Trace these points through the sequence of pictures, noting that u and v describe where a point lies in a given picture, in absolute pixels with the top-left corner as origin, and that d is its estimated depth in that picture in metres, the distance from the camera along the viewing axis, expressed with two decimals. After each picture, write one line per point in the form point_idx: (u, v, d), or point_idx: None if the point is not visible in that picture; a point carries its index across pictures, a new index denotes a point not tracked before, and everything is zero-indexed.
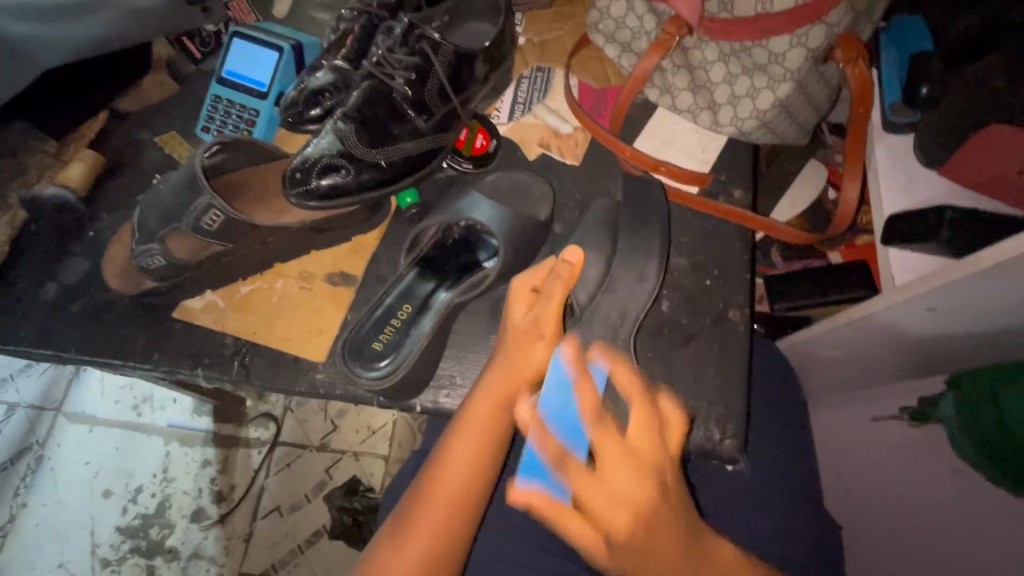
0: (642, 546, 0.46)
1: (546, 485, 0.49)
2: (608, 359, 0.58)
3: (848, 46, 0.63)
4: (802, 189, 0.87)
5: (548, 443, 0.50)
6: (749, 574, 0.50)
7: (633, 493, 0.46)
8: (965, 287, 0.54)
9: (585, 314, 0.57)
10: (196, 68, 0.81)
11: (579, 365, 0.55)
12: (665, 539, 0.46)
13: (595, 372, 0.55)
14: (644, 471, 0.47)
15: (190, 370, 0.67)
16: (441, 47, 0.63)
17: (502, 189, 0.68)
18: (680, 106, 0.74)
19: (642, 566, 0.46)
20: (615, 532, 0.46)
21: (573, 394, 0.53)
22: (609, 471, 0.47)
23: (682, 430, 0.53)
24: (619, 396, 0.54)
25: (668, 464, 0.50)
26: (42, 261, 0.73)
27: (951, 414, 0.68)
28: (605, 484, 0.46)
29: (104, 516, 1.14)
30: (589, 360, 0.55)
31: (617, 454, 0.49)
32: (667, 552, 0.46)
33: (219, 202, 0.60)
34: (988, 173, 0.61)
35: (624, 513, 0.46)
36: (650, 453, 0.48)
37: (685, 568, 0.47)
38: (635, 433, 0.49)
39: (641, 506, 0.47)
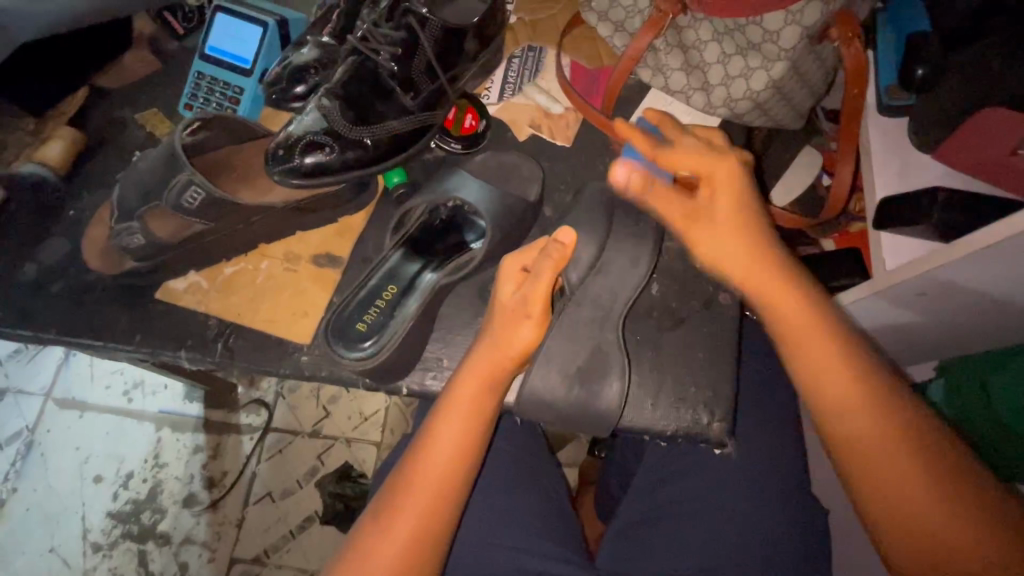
0: (781, 294, 0.52)
1: (647, 217, 0.60)
2: (686, 125, 0.59)
3: (845, 25, 0.61)
4: (794, 176, 0.87)
5: (642, 150, 0.58)
6: (876, 386, 0.49)
7: (744, 241, 0.53)
8: (960, 269, 0.53)
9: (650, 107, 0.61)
10: (179, 44, 0.78)
11: (660, 121, 0.59)
12: (789, 297, 0.52)
13: (657, 136, 0.59)
14: (754, 235, 0.54)
15: (174, 353, 0.66)
16: (429, 22, 0.62)
17: (491, 170, 0.67)
18: (673, 87, 0.72)
19: (795, 330, 0.51)
20: (710, 241, 0.54)
21: (649, 141, 0.59)
22: (724, 202, 0.54)
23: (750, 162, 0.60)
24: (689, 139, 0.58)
25: (752, 207, 0.55)
26: (22, 241, 0.71)
27: (938, 397, 0.67)
28: (710, 249, 0.54)
29: (96, 501, 1.14)
30: (651, 124, 0.60)
31: (705, 207, 0.55)
32: (774, 284, 0.52)
33: (200, 179, 0.58)
34: (984, 155, 0.60)
35: (751, 284, 0.53)
36: (740, 185, 0.55)
37: (801, 320, 0.51)
38: (728, 206, 0.54)
39: (747, 243, 0.53)
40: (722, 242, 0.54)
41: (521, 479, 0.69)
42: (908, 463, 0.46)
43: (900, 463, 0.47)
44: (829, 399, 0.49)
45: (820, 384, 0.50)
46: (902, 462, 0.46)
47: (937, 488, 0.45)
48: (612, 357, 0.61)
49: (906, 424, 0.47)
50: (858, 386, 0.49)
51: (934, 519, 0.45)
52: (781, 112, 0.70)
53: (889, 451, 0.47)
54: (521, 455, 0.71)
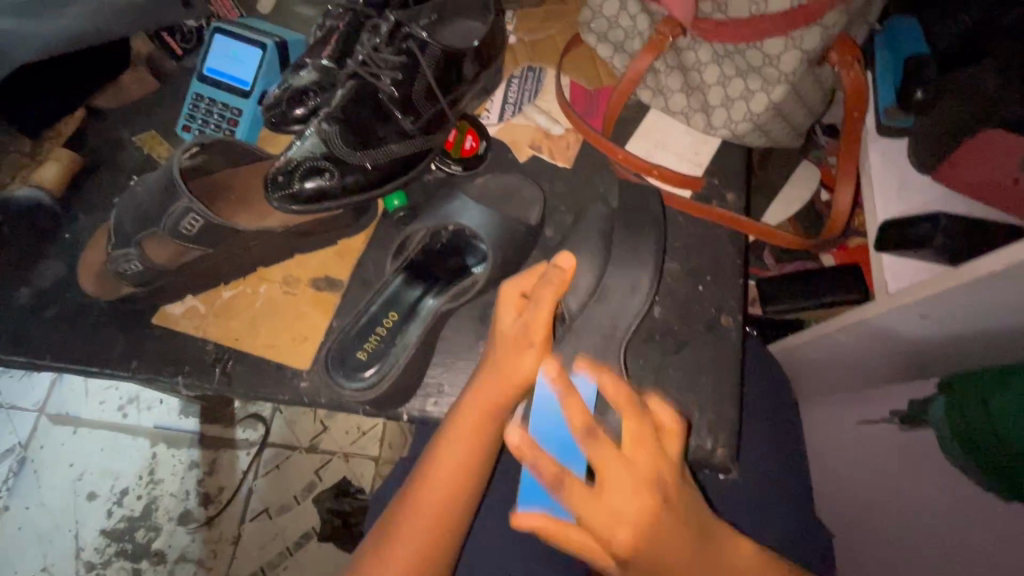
0: (663, 543, 0.42)
1: (544, 511, 0.48)
2: (582, 360, 0.53)
3: (843, 47, 0.63)
4: (795, 190, 0.87)
5: (562, 416, 0.54)
6: (768, 569, 0.47)
7: (632, 504, 0.41)
8: (962, 293, 0.53)
9: (564, 255, 0.55)
10: (178, 64, 0.78)
11: (572, 374, 0.54)
12: (688, 553, 0.43)
13: (584, 404, 0.53)
14: (654, 518, 0.41)
15: (171, 377, 0.65)
16: (429, 47, 0.62)
17: (491, 193, 0.66)
18: (673, 108, 0.72)
19: (644, 547, 0.41)
20: (615, 558, 0.43)
21: (555, 417, 0.55)
22: (614, 493, 0.41)
23: (678, 430, 0.48)
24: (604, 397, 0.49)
25: (663, 459, 0.44)
26: (17, 263, 0.70)
27: (941, 416, 0.67)
28: (605, 499, 0.41)
29: (89, 519, 1.12)
30: (574, 396, 0.55)
31: (603, 475, 0.42)
32: (680, 546, 0.42)
33: (199, 206, 0.58)
34: (984, 178, 0.60)
35: (628, 536, 0.41)
36: (661, 463, 0.44)
37: (696, 565, 0.43)
38: (626, 486, 0.41)
39: (631, 535, 0.41)
40: (614, 513, 0.41)
41: None
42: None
43: None
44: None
45: None
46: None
47: None
48: None
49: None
50: (725, 570, 0.46)
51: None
52: (781, 133, 0.70)
53: None
54: (523, 477, 0.71)
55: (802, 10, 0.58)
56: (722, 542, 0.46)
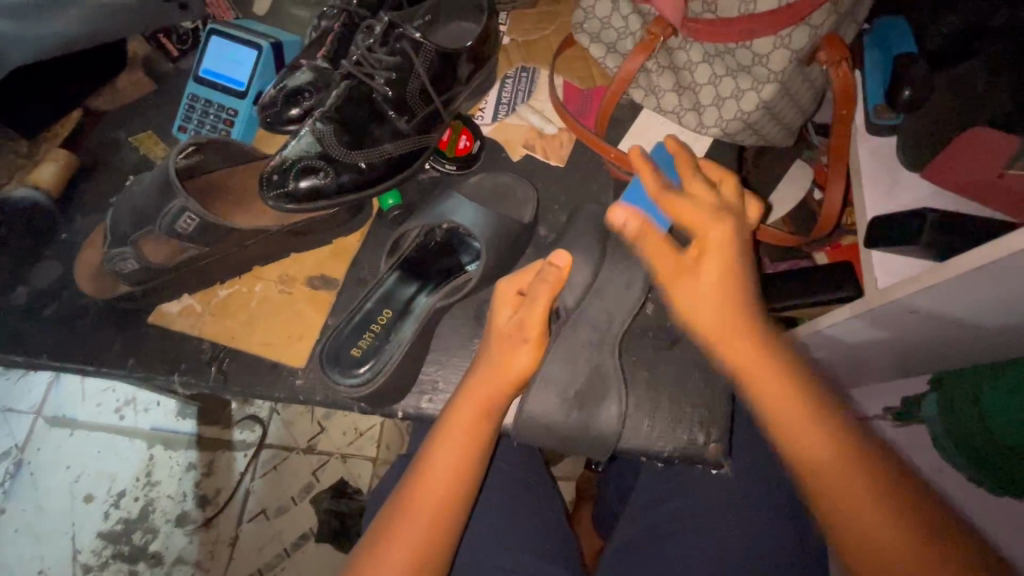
0: (722, 289, 0.49)
1: (635, 206, 0.54)
2: (710, 160, 0.58)
3: (832, 47, 0.63)
4: (788, 190, 0.87)
5: (652, 184, 0.54)
6: (825, 410, 0.47)
7: (721, 257, 0.50)
8: (949, 290, 0.54)
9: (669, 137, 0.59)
10: (174, 66, 0.79)
11: (681, 158, 0.55)
12: (760, 356, 0.48)
13: (674, 160, 0.57)
14: (739, 300, 0.50)
15: (168, 377, 0.66)
16: (423, 47, 0.63)
17: (485, 193, 0.67)
18: (664, 108, 0.73)
19: (747, 367, 0.49)
20: (691, 272, 0.50)
21: (667, 179, 0.57)
22: (704, 216, 0.51)
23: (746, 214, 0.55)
24: (706, 177, 0.56)
25: (747, 231, 0.53)
26: (13, 264, 0.71)
27: (933, 413, 0.68)
28: (694, 306, 0.50)
29: (86, 521, 1.12)
30: (670, 152, 0.56)
31: (696, 199, 0.52)
32: (729, 318, 0.49)
33: (194, 205, 0.58)
34: (967, 177, 0.61)
35: (702, 267, 0.50)
36: (734, 278, 0.50)
37: (757, 361, 0.48)
38: (718, 261, 0.50)
39: (715, 280, 0.49)
40: (698, 284, 0.50)
41: (519, 500, 0.69)
42: (861, 493, 0.44)
43: (838, 474, 0.45)
44: (809, 446, 0.46)
45: (818, 470, 0.46)
46: (864, 497, 0.44)
47: (909, 538, 0.42)
48: (609, 379, 0.61)
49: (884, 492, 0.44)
50: (817, 426, 0.46)
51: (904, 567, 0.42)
52: (772, 132, 0.71)
53: (850, 478, 0.44)
54: (518, 474, 0.71)
55: (788, 11, 0.59)
56: (818, 399, 0.48)
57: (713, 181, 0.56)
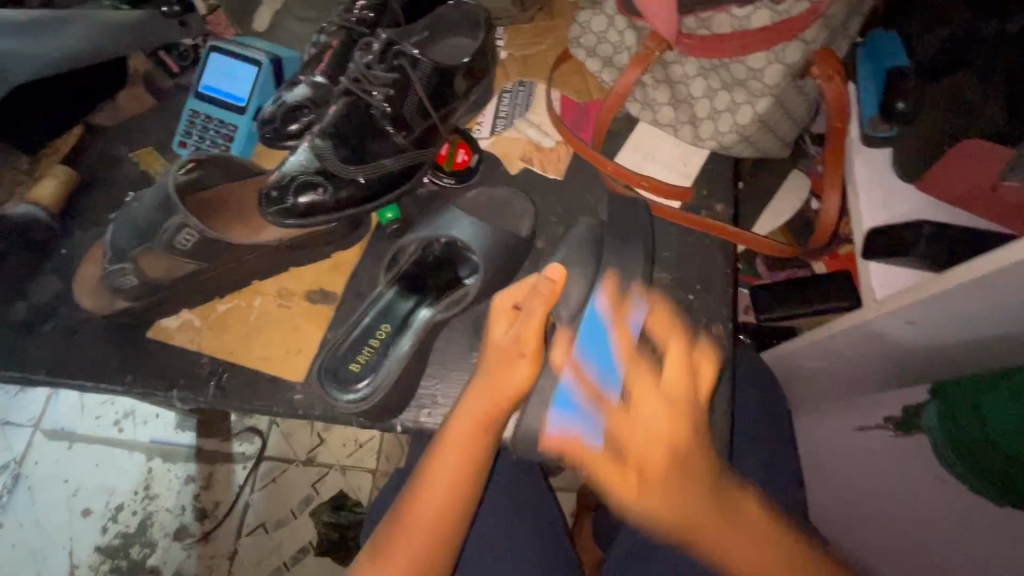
0: (671, 478, 0.47)
1: (577, 423, 0.53)
2: (648, 302, 0.61)
3: (824, 60, 0.63)
4: (782, 203, 0.88)
5: (586, 382, 0.54)
6: (767, 536, 0.48)
7: (659, 416, 0.49)
8: (948, 300, 0.54)
9: (609, 278, 0.63)
10: (174, 82, 0.79)
11: (618, 309, 0.59)
12: (700, 493, 0.47)
13: (612, 326, 0.58)
14: (681, 404, 0.50)
15: (166, 391, 0.66)
16: (421, 64, 0.64)
17: (483, 205, 0.67)
18: (661, 121, 0.74)
19: (707, 517, 0.47)
20: (641, 489, 0.47)
21: (603, 330, 0.57)
22: (640, 417, 0.49)
23: (711, 376, 0.54)
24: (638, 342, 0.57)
25: (693, 418, 0.50)
26: (12, 279, 0.71)
27: (933, 424, 0.68)
28: (636, 420, 0.49)
29: (84, 536, 1.12)
30: (607, 308, 0.59)
31: (637, 411, 0.49)
32: (689, 488, 0.47)
33: (194, 222, 0.58)
34: (964, 188, 0.62)
35: (649, 476, 0.47)
36: (682, 399, 0.50)
37: (711, 517, 0.47)
38: (662, 410, 0.49)
39: (667, 439, 0.48)
40: (645, 434, 0.48)
41: (519, 513, 0.69)
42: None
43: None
44: (733, 552, 0.47)
45: None
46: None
47: None
48: None
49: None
50: (745, 539, 0.47)
51: None
52: (768, 144, 0.72)
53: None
54: (518, 486, 0.71)
55: (785, 24, 0.60)
56: (767, 530, 0.48)
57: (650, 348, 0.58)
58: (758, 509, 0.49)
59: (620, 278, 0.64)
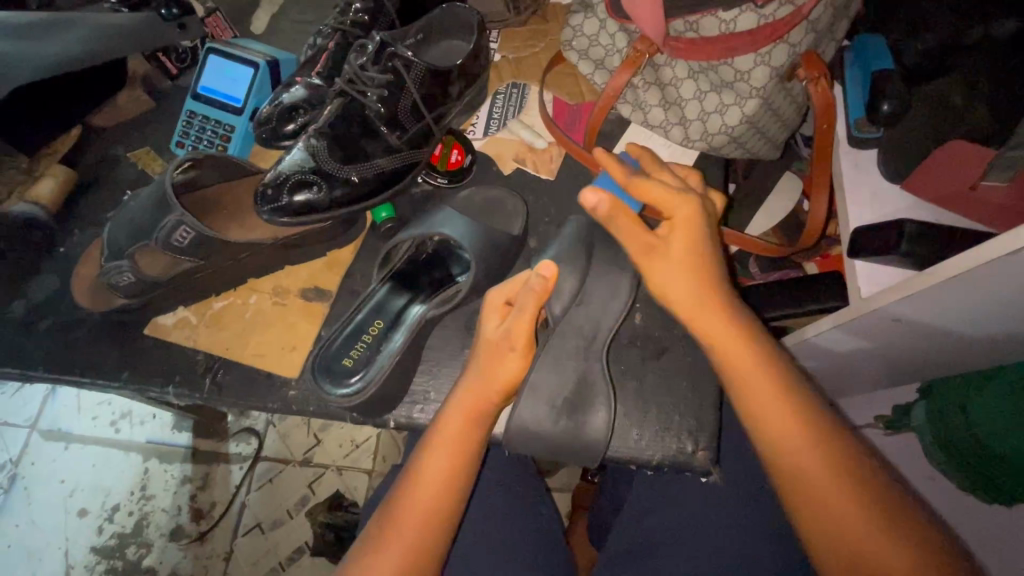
0: (693, 284, 0.53)
1: None
2: None
3: (811, 65, 0.64)
4: (775, 202, 0.90)
5: (621, 179, 0.65)
6: (813, 422, 0.48)
7: (685, 210, 0.52)
8: (930, 296, 0.55)
9: (633, 141, 0.77)
10: (172, 83, 0.82)
11: (606, 178, 0.63)
12: (728, 333, 0.52)
13: (642, 169, 0.64)
14: (702, 268, 0.53)
15: (162, 388, 0.67)
16: (414, 65, 0.64)
17: (475, 205, 0.69)
18: (651, 122, 0.75)
19: (738, 356, 0.51)
20: (660, 256, 0.53)
21: (639, 175, 0.65)
22: (669, 198, 0.53)
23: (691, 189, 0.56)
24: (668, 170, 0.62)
25: (706, 223, 0.54)
26: (11, 278, 0.72)
27: (921, 419, 0.70)
28: (663, 289, 0.54)
29: (80, 535, 1.12)
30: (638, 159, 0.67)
31: (659, 184, 0.54)
32: (703, 294, 0.52)
33: (191, 219, 0.59)
34: (949, 189, 0.63)
35: (689, 270, 0.52)
36: (701, 215, 0.53)
37: (749, 370, 0.51)
38: (676, 267, 0.52)
39: (686, 247, 0.52)
40: (666, 275, 0.53)
41: (511, 510, 0.69)
42: (832, 492, 0.46)
43: (796, 444, 0.48)
44: (776, 436, 0.48)
45: (799, 474, 0.47)
46: (847, 518, 0.45)
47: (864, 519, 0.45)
48: (597, 386, 0.62)
49: (859, 485, 0.46)
50: (801, 432, 0.48)
51: (839, 516, 0.45)
52: (755, 144, 0.73)
53: (807, 444, 0.47)
54: (510, 484, 0.72)
55: (769, 27, 0.61)
56: (807, 408, 0.49)
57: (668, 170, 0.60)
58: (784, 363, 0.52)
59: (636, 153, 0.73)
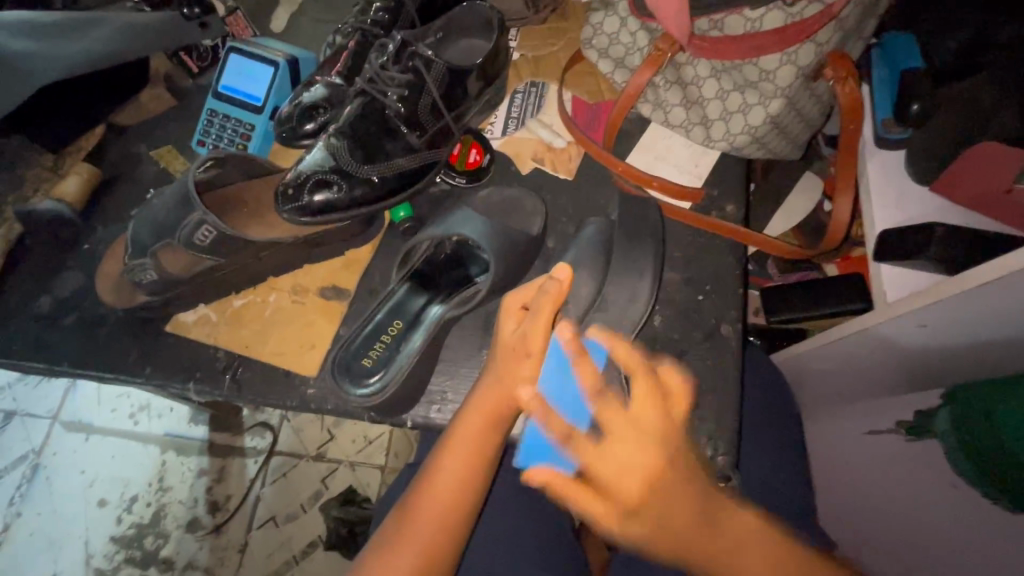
0: (655, 520, 0.44)
1: (548, 467, 0.59)
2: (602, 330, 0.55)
3: (839, 64, 0.63)
4: (796, 201, 0.89)
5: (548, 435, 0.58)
6: (773, 553, 0.47)
7: (649, 461, 0.44)
8: (960, 302, 0.53)
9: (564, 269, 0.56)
10: (192, 81, 0.82)
11: (581, 353, 0.51)
12: (683, 532, 0.45)
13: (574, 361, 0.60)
14: (658, 471, 0.44)
15: (183, 383, 0.67)
16: (434, 64, 0.65)
17: (493, 205, 0.69)
18: (672, 122, 0.74)
19: (696, 534, 0.45)
20: (622, 523, 0.45)
21: (568, 363, 0.61)
22: (618, 434, 0.44)
23: (681, 397, 0.47)
24: (601, 378, 0.49)
25: (674, 440, 0.45)
26: (38, 273, 0.73)
27: (947, 427, 0.67)
28: (613, 469, 0.44)
29: (100, 525, 1.14)
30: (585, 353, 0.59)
31: (608, 443, 0.44)
32: (677, 519, 0.44)
33: (212, 218, 0.60)
34: (981, 190, 0.61)
35: (631, 479, 0.43)
36: (675, 462, 0.44)
37: (701, 541, 0.45)
38: (637, 430, 0.44)
39: (641, 487, 0.43)
40: (620, 467, 0.44)
41: (528, 511, 0.69)
42: None
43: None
44: (738, 565, 0.46)
45: None
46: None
47: None
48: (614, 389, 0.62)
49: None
50: (761, 562, 0.46)
51: None
52: (778, 145, 0.72)
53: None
54: (525, 485, 0.71)
55: (796, 26, 0.60)
56: (781, 554, 0.47)
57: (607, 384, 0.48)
58: (751, 520, 0.48)
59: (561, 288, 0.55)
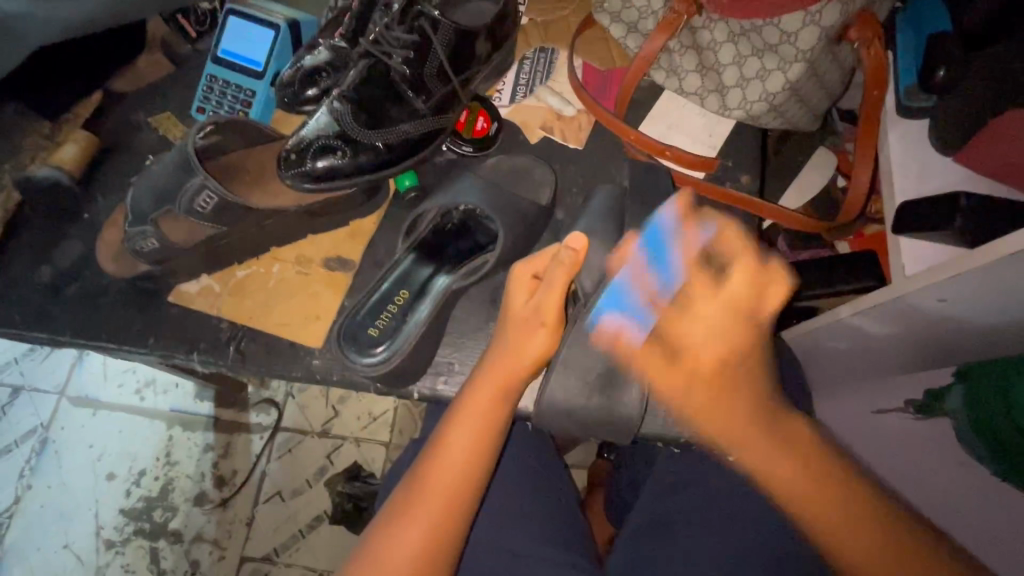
0: (713, 397, 0.51)
1: (624, 317, 0.56)
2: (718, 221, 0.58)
3: (865, 26, 0.61)
4: (810, 176, 0.85)
5: (642, 284, 0.57)
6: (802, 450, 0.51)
7: (721, 347, 0.50)
8: (984, 276, 0.52)
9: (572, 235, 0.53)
10: (192, 48, 0.78)
11: (685, 222, 0.59)
12: (754, 435, 0.50)
13: (674, 234, 0.59)
14: (742, 322, 0.51)
15: (187, 354, 0.67)
16: (441, 25, 0.62)
17: (503, 174, 0.67)
18: (687, 89, 0.71)
19: (747, 421, 0.51)
20: (688, 389, 0.51)
21: (662, 241, 0.59)
22: (704, 329, 0.51)
23: (783, 293, 0.53)
24: (704, 253, 0.57)
25: (751, 334, 0.51)
26: (36, 242, 0.72)
27: (957, 405, 0.66)
28: (691, 343, 0.51)
29: (109, 498, 1.15)
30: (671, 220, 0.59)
31: (696, 311, 0.51)
32: (734, 415, 0.50)
33: (213, 183, 0.59)
34: (1005, 159, 0.59)
35: (699, 376, 0.51)
36: (745, 324, 0.51)
37: (768, 446, 0.50)
38: (723, 304, 0.51)
39: (713, 359, 0.50)
40: (698, 331, 0.51)
41: (534, 485, 0.69)
42: (871, 549, 0.47)
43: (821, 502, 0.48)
44: (764, 468, 0.50)
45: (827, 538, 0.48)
46: (851, 552, 0.47)
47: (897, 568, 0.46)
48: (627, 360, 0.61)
49: (869, 514, 0.48)
50: (836, 503, 0.48)
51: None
52: (796, 114, 0.69)
53: (846, 522, 0.47)
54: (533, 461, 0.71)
55: None
56: (837, 486, 0.49)
57: (713, 262, 0.56)
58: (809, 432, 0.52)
59: (568, 246, 0.54)
